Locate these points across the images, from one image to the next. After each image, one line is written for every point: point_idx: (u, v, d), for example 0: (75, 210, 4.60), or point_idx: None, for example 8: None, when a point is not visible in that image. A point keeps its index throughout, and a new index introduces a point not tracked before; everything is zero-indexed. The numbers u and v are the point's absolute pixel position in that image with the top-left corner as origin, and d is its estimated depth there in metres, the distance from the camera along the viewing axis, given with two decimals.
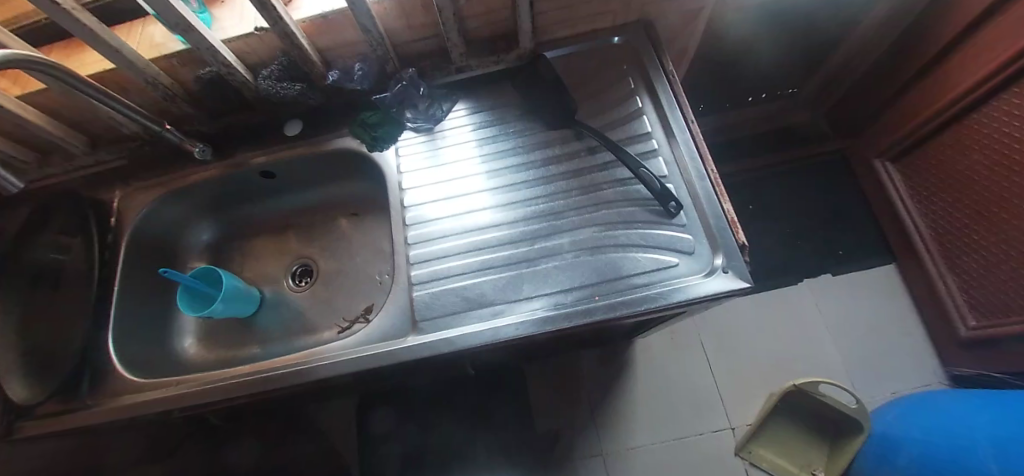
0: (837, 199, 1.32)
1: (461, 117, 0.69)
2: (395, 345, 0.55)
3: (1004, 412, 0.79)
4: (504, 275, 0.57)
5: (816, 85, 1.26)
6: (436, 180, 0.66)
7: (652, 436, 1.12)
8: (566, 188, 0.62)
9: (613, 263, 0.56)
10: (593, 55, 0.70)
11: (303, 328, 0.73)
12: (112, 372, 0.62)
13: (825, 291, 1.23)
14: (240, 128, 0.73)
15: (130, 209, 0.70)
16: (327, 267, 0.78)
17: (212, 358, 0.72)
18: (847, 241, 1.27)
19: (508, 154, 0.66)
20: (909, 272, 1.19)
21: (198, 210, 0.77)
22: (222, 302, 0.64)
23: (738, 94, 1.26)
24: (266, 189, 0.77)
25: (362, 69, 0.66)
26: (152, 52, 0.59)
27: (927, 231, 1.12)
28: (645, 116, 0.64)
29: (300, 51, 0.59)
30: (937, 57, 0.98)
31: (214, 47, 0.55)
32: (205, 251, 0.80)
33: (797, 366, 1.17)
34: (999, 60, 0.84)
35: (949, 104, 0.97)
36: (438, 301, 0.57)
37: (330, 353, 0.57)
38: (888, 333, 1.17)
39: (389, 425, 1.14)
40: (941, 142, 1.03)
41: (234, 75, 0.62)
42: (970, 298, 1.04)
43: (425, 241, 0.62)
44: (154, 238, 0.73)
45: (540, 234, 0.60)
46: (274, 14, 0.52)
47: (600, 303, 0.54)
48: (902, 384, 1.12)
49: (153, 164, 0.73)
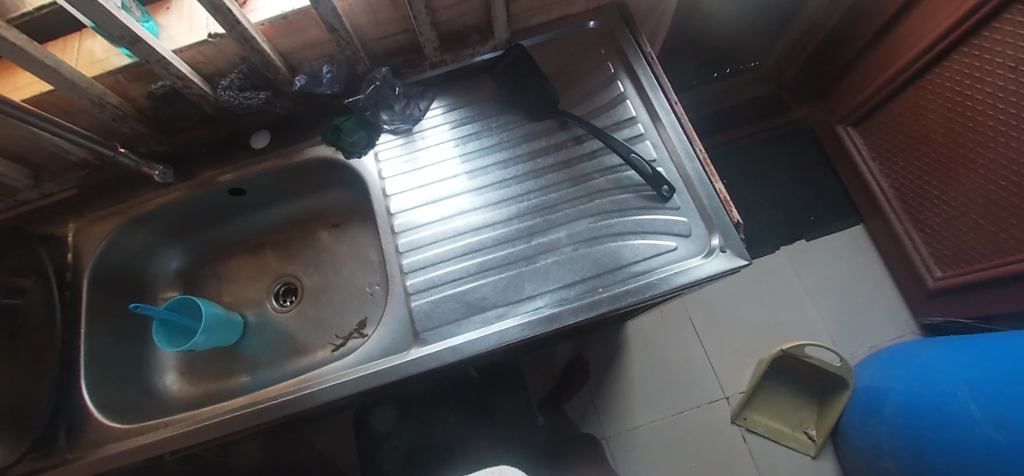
0: (808, 166, 1.35)
1: (438, 115, 0.66)
2: (398, 360, 0.53)
3: (976, 353, 0.84)
4: (503, 275, 0.56)
5: (779, 56, 1.28)
6: (421, 183, 0.63)
7: (652, 414, 1.15)
8: (555, 181, 0.61)
9: (612, 253, 0.56)
10: (570, 41, 0.68)
11: (294, 350, 0.70)
12: (92, 421, 0.57)
13: (801, 257, 1.28)
14: (202, 144, 0.68)
15: (89, 243, 0.65)
16: (312, 283, 0.74)
17: (196, 392, 0.68)
18: (819, 206, 1.31)
19: (491, 151, 0.64)
20: (877, 232, 1.24)
21: (163, 237, 0.71)
22: (203, 334, 0.61)
23: (704, 70, 1.27)
24: (237, 208, 0.73)
25: (330, 72, 0.62)
26: (95, 68, 0.53)
27: (891, 191, 1.18)
28: (628, 101, 0.64)
29: (263, 57, 0.54)
30: (890, 23, 1.01)
31: (166, 59, 0.50)
32: (175, 280, 0.75)
33: (782, 331, 1.21)
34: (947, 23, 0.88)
35: (903, 68, 1.01)
36: (438, 310, 0.55)
37: (328, 375, 0.54)
38: (863, 291, 1.23)
39: (390, 422, 1.06)
40: (899, 105, 1.08)
41: (192, 89, 0.56)
42: (935, 250, 1.10)
43: (417, 248, 0.59)
44: (119, 272, 0.68)
45: (535, 230, 0.59)
46: (230, 18, 0.48)
47: (604, 295, 0.53)
48: (878, 338, 1.18)
49: (109, 192, 0.67)
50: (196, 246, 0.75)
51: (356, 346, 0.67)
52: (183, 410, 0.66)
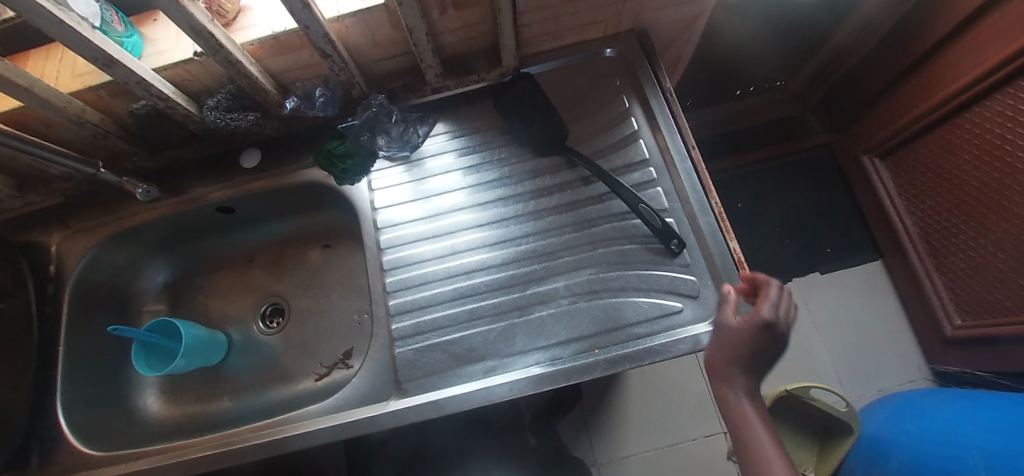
0: (828, 194, 1.28)
1: (439, 143, 0.63)
2: (377, 411, 0.51)
3: (998, 421, 0.79)
4: (494, 326, 0.53)
5: (807, 77, 1.21)
6: (417, 216, 0.60)
7: (646, 444, 1.12)
8: (557, 224, 0.57)
9: (612, 310, 0.52)
10: (582, 70, 0.64)
11: (276, 376, 0.68)
12: (67, 445, 0.56)
13: (814, 292, 1.22)
14: (190, 159, 0.65)
15: (71, 257, 0.63)
16: (300, 305, 0.71)
17: (176, 413, 0.66)
18: (837, 239, 1.25)
19: (493, 186, 0.60)
20: (896, 270, 1.18)
21: (149, 251, 0.69)
22: (183, 358, 0.59)
23: (725, 88, 1.20)
24: (226, 225, 0.70)
25: (325, 95, 0.58)
26: (74, 83, 0.50)
27: (914, 229, 1.11)
28: (641, 141, 0.59)
29: (250, 79, 0.51)
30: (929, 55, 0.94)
31: (146, 80, 0.47)
32: (161, 294, 0.73)
33: (787, 368, 1.17)
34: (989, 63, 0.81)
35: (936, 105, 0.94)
36: (423, 360, 0.52)
37: (304, 419, 0.52)
38: (876, 331, 1.18)
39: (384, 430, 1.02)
40: (929, 141, 1.00)
41: (175, 109, 0.53)
42: (957, 297, 1.04)
43: (407, 289, 0.56)
44: (102, 286, 0.66)
45: (532, 278, 0.55)
46: (213, 42, 0.44)
47: (600, 359, 0.50)
48: (888, 382, 1.14)
49: (93, 204, 0.65)
50: (183, 261, 0.72)
51: (340, 378, 0.65)
52: (161, 433, 0.64)
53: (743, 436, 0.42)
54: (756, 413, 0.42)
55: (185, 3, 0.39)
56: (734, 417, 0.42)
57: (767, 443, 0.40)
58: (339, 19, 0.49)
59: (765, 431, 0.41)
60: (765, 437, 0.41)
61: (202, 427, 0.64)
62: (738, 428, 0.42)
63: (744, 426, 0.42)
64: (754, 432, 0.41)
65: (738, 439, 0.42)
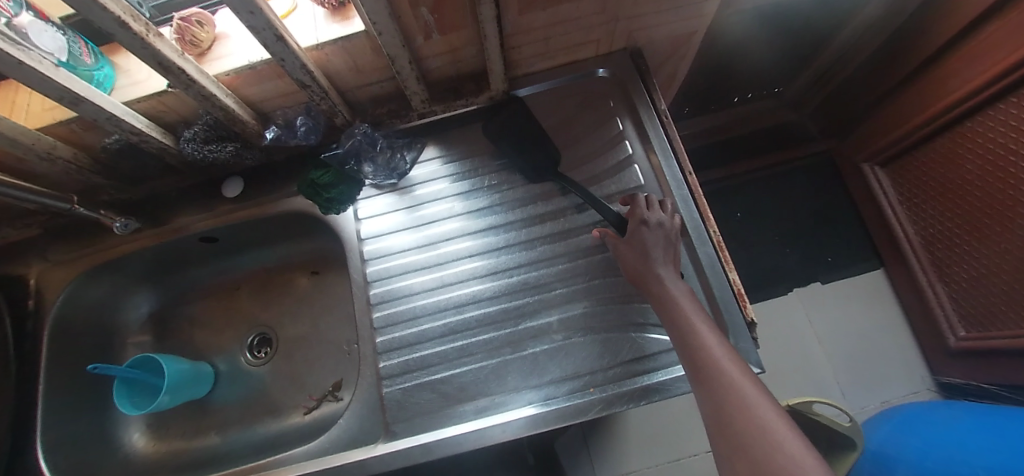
0: (829, 201, 1.26)
1: (429, 168, 0.61)
2: (365, 455, 0.49)
3: (1010, 444, 0.75)
4: (486, 363, 0.51)
5: (805, 83, 1.18)
6: (406, 246, 0.58)
7: (647, 459, 1.03)
8: (551, 254, 0.55)
9: (609, 346, 0.50)
10: (574, 91, 0.61)
11: (264, 408, 0.66)
12: None
13: (815, 302, 1.20)
14: (171, 190, 0.63)
15: (49, 292, 0.61)
16: (288, 335, 0.69)
17: (161, 451, 0.64)
18: (839, 247, 1.23)
19: (485, 213, 0.58)
20: (898, 279, 1.16)
21: (132, 282, 0.68)
22: (167, 395, 0.57)
23: (723, 95, 1.18)
24: (209, 254, 0.68)
25: (305, 124, 0.56)
26: (43, 118, 0.48)
27: (916, 238, 1.09)
28: (636, 166, 0.57)
29: (227, 111, 0.49)
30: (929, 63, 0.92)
31: (117, 116, 0.45)
32: (146, 324, 0.71)
33: (789, 381, 1.14)
34: (990, 72, 0.79)
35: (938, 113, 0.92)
36: (411, 400, 0.50)
37: (289, 463, 0.51)
38: (878, 341, 1.16)
39: None
40: (930, 150, 0.98)
41: (149, 143, 0.51)
42: (960, 307, 1.02)
43: (395, 324, 0.54)
44: (83, 320, 0.64)
45: (525, 312, 0.53)
46: (184, 77, 0.42)
47: (595, 398, 0.48)
48: (891, 393, 1.12)
49: (72, 236, 0.63)
50: (167, 290, 0.71)
51: (329, 412, 0.63)
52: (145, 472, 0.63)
53: (692, 354, 0.40)
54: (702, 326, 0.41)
55: (150, 39, 0.37)
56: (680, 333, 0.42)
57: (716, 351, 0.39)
58: (318, 47, 0.46)
59: (716, 344, 0.40)
60: (717, 352, 0.39)
61: (187, 466, 0.62)
62: (686, 346, 0.41)
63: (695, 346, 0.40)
64: (704, 346, 0.40)
65: (688, 356, 0.40)
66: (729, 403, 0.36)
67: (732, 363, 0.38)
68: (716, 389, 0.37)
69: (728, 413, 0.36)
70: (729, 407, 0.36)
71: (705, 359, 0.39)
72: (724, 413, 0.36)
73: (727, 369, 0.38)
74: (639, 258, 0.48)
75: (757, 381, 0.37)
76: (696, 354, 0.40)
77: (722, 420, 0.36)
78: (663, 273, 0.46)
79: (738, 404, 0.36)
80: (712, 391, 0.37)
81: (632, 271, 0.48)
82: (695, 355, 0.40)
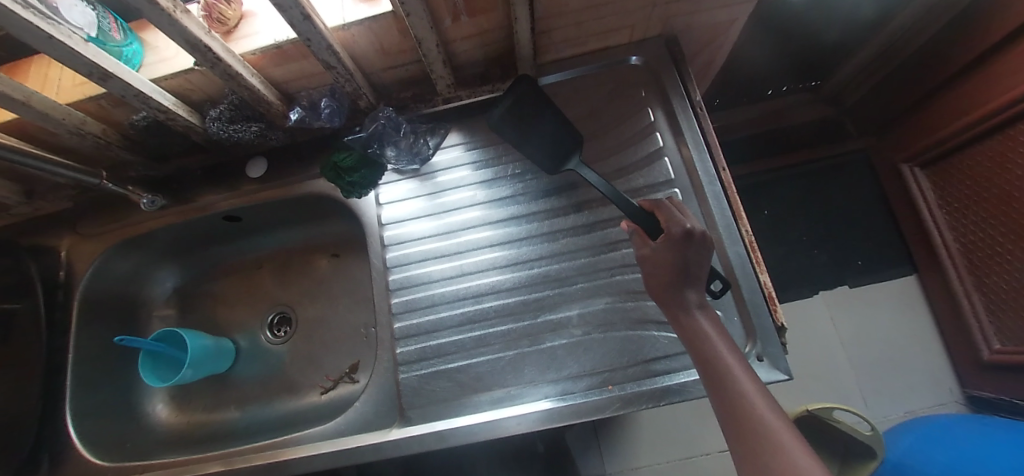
0: (864, 202, 1.20)
1: (452, 155, 0.60)
2: (379, 438, 0.49)
3: None
4: (503, 355, 0.51)
5: (845, 76, 1.12)
6: (426, 233, 0.57)
7: (657, 456, 1.01)
8: (572, 247, 0.54)
9: (628, 344, 0.49)
10: (605, 79, 0.59)
11: (282, 387, 0.67)
12: (74, 453, 0.57)
13: (842, 306, 1.16)
14: (196, 168, 0.63)
15: (80, 264, 0.63)
16: (307, 315, 0.70)
17: (184, 422, 0.66)
18: (870, 251, 1.17)
19: (507, 202, 0.57)
20: (932, 286, 1.11)
21: (158, 258, 0.69)
22: (190, 369, 0.59)
23: (755, 87, 1.13)
24: (233, 233, 0.69)
25: (330, 107, 0.55)
26: (74, 94, 0.48)
27: (954, 245, 1.02)
28: (666, 159, 0.55)
29: (252, 91, 0.48)
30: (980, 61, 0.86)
31: (144, 93, 0.45)
32: (171, 299, 0.72)
33: (809, 386, 1.11)
34: None
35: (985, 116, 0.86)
36: (427, 387, 0.50)
37: (306, 442, 0.52)
38: (906, 350, 1.12)
39: None
40: (974, 154, 0.92)
41: (176, 121, 0.51)
42: (997, 321, 0.97)
43: (413, 311, 0.54)
44: (111, 293, 0.66)
45: (544, 305, 0.52)
46: (210, 56, 0.41)
47: (613, 396, 0.47)
48: (915, 404, 1.09)
49: (102, 210, 0.64)
50: (192, 267, 0.72)
51: (345, 393, 0.63)
52: (169, 441, 0.65)
53: (703, 358, 0.39)
54: (716, 331, 0.40)
55: (177, 16, 0.36)
56: (691, 335, 0.40)
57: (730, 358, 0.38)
58: (344, 28, 0.45)
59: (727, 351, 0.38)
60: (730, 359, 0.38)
61: (207, 438, 0.64)
62: (698, 348, 0.39)
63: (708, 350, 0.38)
64: (716, 351, 0.38)
65: (700, 359, 0.39)
66: (745, 413, 0.34)
67: (746, 372, 0.37)
68: (722, 388, 0.36)
69: (742, 423, 0.34)
70: (745, 418, 0.34)
71: (718, 363, 0.37)
72: (739, 422, 0.34)
73: (740, 375, 0.36)
74: (673, 275, 0.42)
75: (771, 394, 0.36)
76: (710, 357, 0.38)
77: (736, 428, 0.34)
78: (691, 298, 0.42)
79: (745, 405, 0.35)
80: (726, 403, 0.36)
81: (660, 291, 0.43)
82: (707, 360, 0.38)
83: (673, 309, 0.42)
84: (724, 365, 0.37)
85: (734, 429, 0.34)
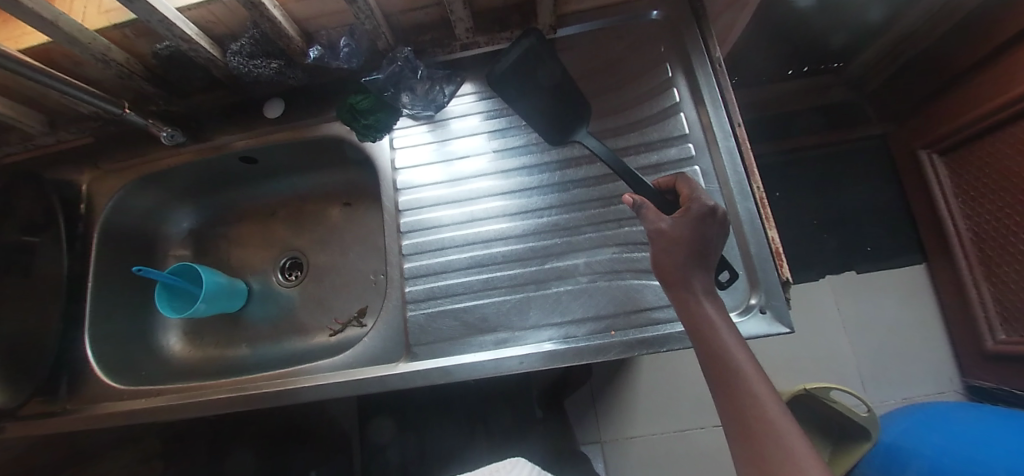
0: (879, 189, 1.18)
1: (467, 103, 0.60)
2: (386, 371, 0.51)
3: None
4: (509, 298, 0.52)
5: (868, 58, 1.09)
6: (437, 179, 0.58)
7: (652, 427, 1.03)
8: (583, 198, 0.54)
9: (633, 293, 0.50)
10: (624, 33, 0.59)
11: (293, 328, 0.69)
12: (93, 376, 0.60)
13: (848, 291, 1.15)
14: (215, 107, 0.65)
15: (100, 197, 0.65)
16: (318, 261, 0.72)
17: (198, 357, 0.69)
18: (879, 238, 1.16)
19: (520, 151, 0.57)
20: (940, 275, 1.10)
21: (175, 197, 0.71)
22: (204, 303, 0.60)
23: (774, 68, 1.10)
24: (248, 175, 0.70)
25: (349, 46, 0.56)
26: (100, 20, 0.49)
27: (967, 234, 1.00)
28: (682, 114, 0.55)
29: (273, 24, 0.48)
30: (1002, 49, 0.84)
31: (168, 20, 0.45)
32: (186, 239, 0.74)
33: (809, 368, 1.12)
34: None
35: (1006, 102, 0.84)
36: (434, 325, 0.52)
37: (315, 373, 0.53)
38: (909, 338, 1.12)
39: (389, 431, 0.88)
40: (993, 141, 0.90)
41: (197, 52, 0.52)
42: (1004, 311, 0.95)
43: (422, 253, 0.55)
44: (129, 229, 0.68)
45: (552, 252, 0.53)
46: None
47: (616, 340, 0.48)
48: (914, 391, 1.09)
49: (122, 146, 0.65)
50: (207, 209, 0.73)
51: (353, 336, 0.65)
52: (183, 373, 0.67)
53: (715, 362, 0.36)
54: (722, 321, 0.38)
55: None
56: (698, 325, 0.38)
57: (739, 356, 0.36)
58: None
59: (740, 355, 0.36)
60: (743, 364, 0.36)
61: (219, 372, 0.66)
62: (703, 339, 0.37)
63: (715, 340, 0.37)
64: (729, 354, 0.36)
65: (707, 355, 0.37)
66: (750, 411, 0.33)
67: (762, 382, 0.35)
68: (734, 394, 0.35)
69: (750, 426, 0.33)
70: (748, 412, 0.33)
71: (724, 358, 0.36)
72: (741, 416, 0.34)
73: (747, 371, 0.35)
74: (691, 257, 0.39)
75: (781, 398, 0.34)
76: (714, 352, 0.36)
77: (738, 426, 0.34)
78: (697, 285, 0.39)
79: (759, 416, 0.33)
80: (737, 411, 0.34)
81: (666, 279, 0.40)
82: (719, 365, 0.36)
83: (679, 295, 0.39)
84: (732, 364, 0.35)
85: (736, 423, 0.34)
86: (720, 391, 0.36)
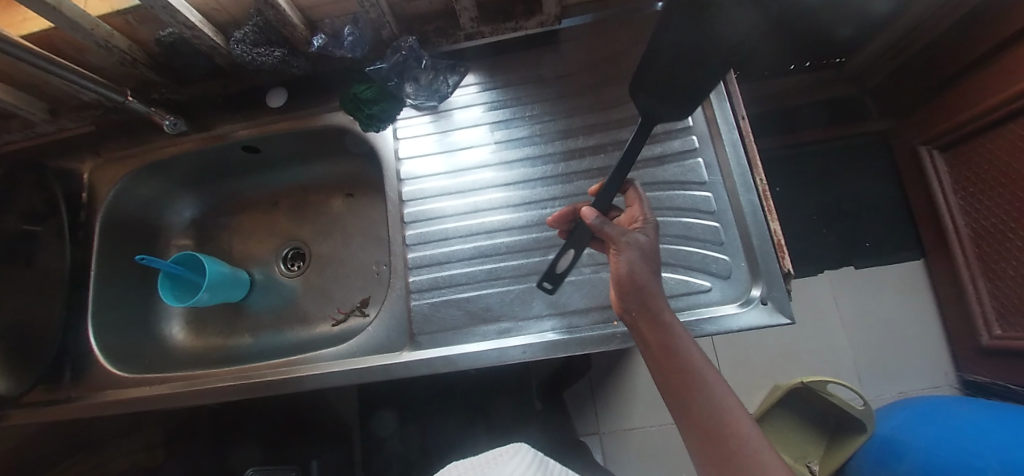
0: (879, 184, 1.18)
1: (471, 93, 0.60)
2: (390, 360, 0.51)
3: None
4: (513, 288, 0.52)
5: (870, 54, 1.09)
6: (440, 170, 0.58)
7: (651, 419, 1.04)
8: (586, 190, 0.54)
9: None
10: (629, 24, 0.58)
11: (296, 317, 0.69)
12: (97, 364, 0.60)
13: (846, 285, 1.16)
14: (218, 96, 0.64)
15: (103, 186, 0.64)
16: (321, 252, 0.72)
17: (201, 346, 0.69)
18: (878, 233, 1.17)
19: (523, 143, 0.57)
20: (938, 271, 1.11)
21: (177, 186, 0.71)
22: (207, 292, 0.60)
23: (776, 63, 1.10)
24: (250, 165, 0.70)
25: (353, 35, 0.56)
26: (102, 7, 0.48)
27: (965, 230, 1.01)
28: None
29: (277, 11, 0.48)
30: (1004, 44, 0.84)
31: (173, 7, 0.45)
32: (188, 229, 0.74)
33: (806, 361, 1.13)
34: None
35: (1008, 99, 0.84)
36: (438, 315, 0.52)
37: (319, 362, 0.54)
38: (905, 332, 1.13)
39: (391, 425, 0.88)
40: (994, 137, 0.90)
41: (201, 39, 0.52)
42: (1000, 307, 0.96)
43: (426, 243, 0.55)
44: (131, 217, 0.68)
45: (555, 243, 0.53)
46: None
47: (618, 330, 0.48)
48: (910, 385, 1.10)
49: (124, 135, 0.65)
50: (209, 198, 0.73)
51: (356, 326, 0.65)
52: (186, 361, 0.67)
53: (682, 374, 0.37)
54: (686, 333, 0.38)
55: None
56: (666, 339, 0.37)
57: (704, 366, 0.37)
58: None
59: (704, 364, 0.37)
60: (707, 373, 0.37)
61: (223, 361, 0.67)
62: (669, 352, 0.37)
63: (683, 353, 0.37)
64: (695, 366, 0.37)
65: (676, 368, 0.37)
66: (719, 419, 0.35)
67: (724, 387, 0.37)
68: (702, 405, 0.36)
69: (720, 433, 0.35)
70: (717, 420, 0.35)
71: (690, 374, 0.36)
72: (711, 425, 0.35)
73: (712, 381, 0.36)
74: (650, 269, 0.38)
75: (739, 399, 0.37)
76: (680, 369, 0.37)
77: (705, 437, 0.35)
78: (659, 300, 0.38)
79: (729, 423, 0.35)
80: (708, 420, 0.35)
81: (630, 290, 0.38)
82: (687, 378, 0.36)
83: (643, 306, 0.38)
84: (700, 375, 0.36)
85: (705, 430, 0.35)
86: (687, 405, 0.36)
